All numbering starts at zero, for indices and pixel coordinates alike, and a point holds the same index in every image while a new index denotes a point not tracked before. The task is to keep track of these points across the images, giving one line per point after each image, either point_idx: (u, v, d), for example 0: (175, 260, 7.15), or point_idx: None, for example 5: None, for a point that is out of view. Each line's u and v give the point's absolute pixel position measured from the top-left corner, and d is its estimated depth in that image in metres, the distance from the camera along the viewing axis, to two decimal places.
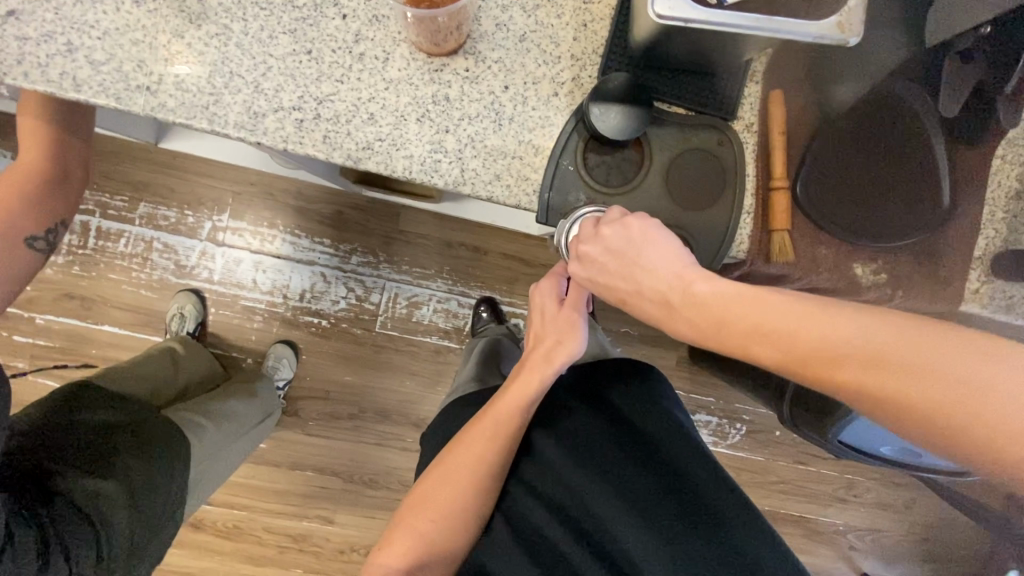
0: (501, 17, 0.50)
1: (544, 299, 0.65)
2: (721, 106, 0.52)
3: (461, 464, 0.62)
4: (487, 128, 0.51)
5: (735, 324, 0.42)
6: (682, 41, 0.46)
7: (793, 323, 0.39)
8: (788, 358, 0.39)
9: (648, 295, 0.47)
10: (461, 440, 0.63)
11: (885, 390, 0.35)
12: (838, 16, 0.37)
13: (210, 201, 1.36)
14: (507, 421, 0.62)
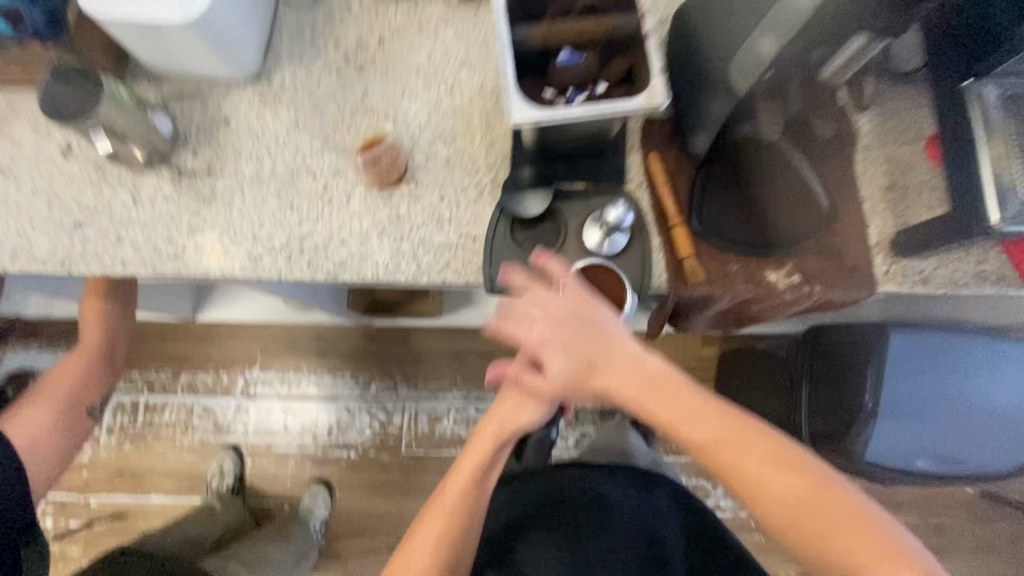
0: (429, 150, 0.66)
1: None
2: (613, 174, 0.65)
3: (441, 520, 0.67)
4: (432, 230, 0.64)
5: (720, 438, 0.57)
6: (561, 134, 0.60)
7: (755, 461, 0.56)
8: (701, 445, 0.57)
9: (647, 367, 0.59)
10: (442, 497, 0.68)
11: (790, 525, 0.55)
12: (648, 91, 0.51)
13: (242, 359, 1.51)
14: (474, 479, 0.68)
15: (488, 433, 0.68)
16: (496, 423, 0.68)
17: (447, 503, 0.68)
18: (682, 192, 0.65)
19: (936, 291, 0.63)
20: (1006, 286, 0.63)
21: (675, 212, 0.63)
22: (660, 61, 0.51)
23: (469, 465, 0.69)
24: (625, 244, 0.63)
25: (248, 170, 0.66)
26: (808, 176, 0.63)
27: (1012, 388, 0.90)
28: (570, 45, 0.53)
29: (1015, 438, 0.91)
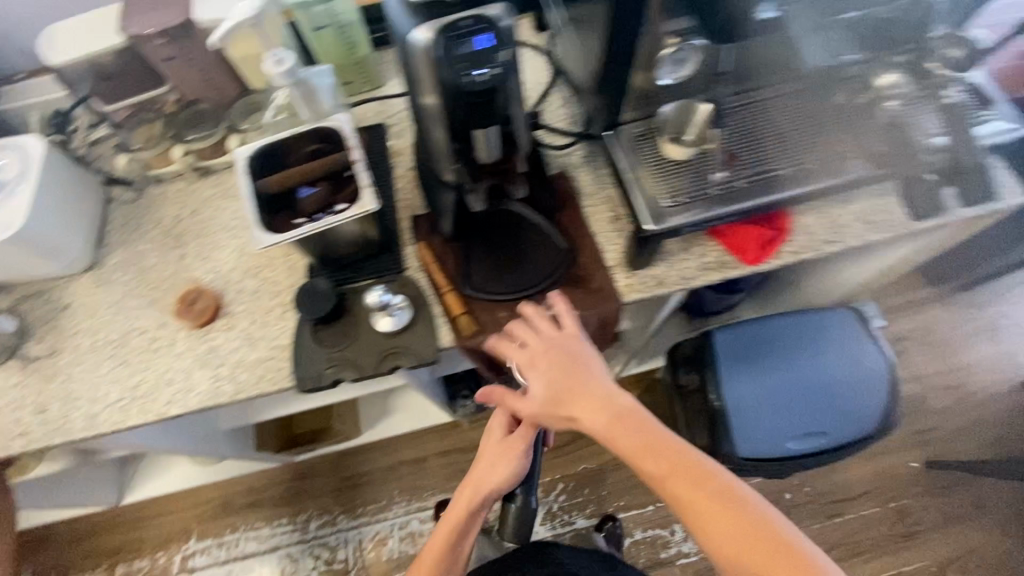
0: (238, 286, 0.78)
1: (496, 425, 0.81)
2: (393, 264, 0.77)
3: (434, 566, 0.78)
4: (246, 351, 0.74)
5: (670, 462, 0.63)
6: (330, 247, 0.73)
7: (701, 487, 0.61)
8: (654, 474, 0.63)
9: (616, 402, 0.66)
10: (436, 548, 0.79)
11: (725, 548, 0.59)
12: (361, 199, 0.66)
13: (177, 533, 1.49)
14: (457, 530, 0.79)
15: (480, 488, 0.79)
16: (483, 478, 0.80)
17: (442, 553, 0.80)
18: (452, 262, 0.76)
19: (673, 289, 0.74)
20: (729, 270, 0.75)
21: (445, 280, 0.74)
22: (367, 177, 0.67)
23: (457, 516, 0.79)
24: (407, 318, 0.72)
25: (85, 342, 0.77)
26: (544, 226, 0.77)
27: (837, 354, 0.98)
28: (303, 182, 0.68)
29: (860, 398, 0.97)
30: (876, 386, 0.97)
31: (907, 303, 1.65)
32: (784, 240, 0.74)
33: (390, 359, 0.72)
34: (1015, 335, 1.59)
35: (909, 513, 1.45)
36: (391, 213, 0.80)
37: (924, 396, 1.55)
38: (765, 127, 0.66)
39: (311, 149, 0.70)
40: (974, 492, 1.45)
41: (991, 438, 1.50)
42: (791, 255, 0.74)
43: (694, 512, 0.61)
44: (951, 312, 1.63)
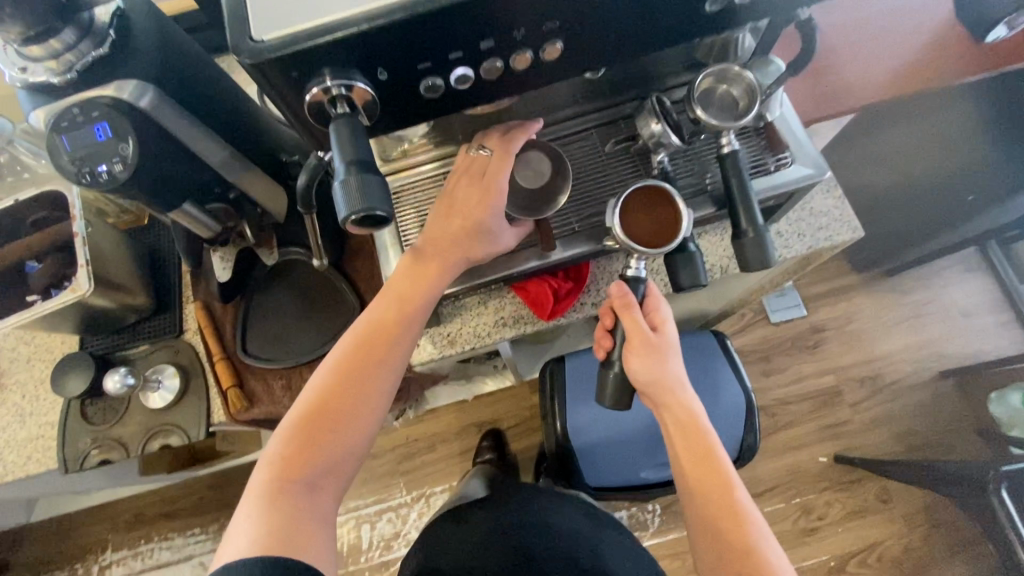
0: (10, 354, 0.72)
1: (621, 305, 0.59)
2: (171, 329, 0.71)
3: (307, 434, 0.51)
4: (16, 427, 0.69)
5: (719, 463, 0.58)
6: (89, 320, 0.67)
7: (726, 488, 0.57)
8: (691, 477, 0.58)
9: (681, 399, 0.60)
10: (314, 427, 0.51)
11: (741, 557, 0.54)
12: (77, 280, 0.59)
13: (45, 561, 1.35)
14: (396, 330, 0.55)
15: (398, 313, 0.55)
16: (396, 308, 0.55)
17: (333, 444, 0.52)
18: (228, 323, 0.69)
19: (464, 349, 0.69)
20: (525, 324, 0.69)
21: (216, 347, 0.67)
22: (86, 254, 0.59)
23: (349, 371, 0.53)
24: (177, 391, 0.68)
25: None
26: (330, 276, 0.68)
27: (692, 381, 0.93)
28: (26, 257, 0.62)
29: (712, 427, 0.93)
30: (733, 415, 0.91)
31: (830, 291, 1.56)
32: (581, 291, 0.68)
33: (155, 439, 0.68)
34: (937, 324, 1.53)
35: (813, 507, 1.42)
36: (173, 270, 0.74)
37: (838, 389, 1.50)
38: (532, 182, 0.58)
39: (39, 216, 0.63)
40: (880, 485, 1.42)
41: (901, 430, 1.46)
42: (589, 306, 0.69)
43: (719, 514, 0.56)
44: (874, 299, 1.55)
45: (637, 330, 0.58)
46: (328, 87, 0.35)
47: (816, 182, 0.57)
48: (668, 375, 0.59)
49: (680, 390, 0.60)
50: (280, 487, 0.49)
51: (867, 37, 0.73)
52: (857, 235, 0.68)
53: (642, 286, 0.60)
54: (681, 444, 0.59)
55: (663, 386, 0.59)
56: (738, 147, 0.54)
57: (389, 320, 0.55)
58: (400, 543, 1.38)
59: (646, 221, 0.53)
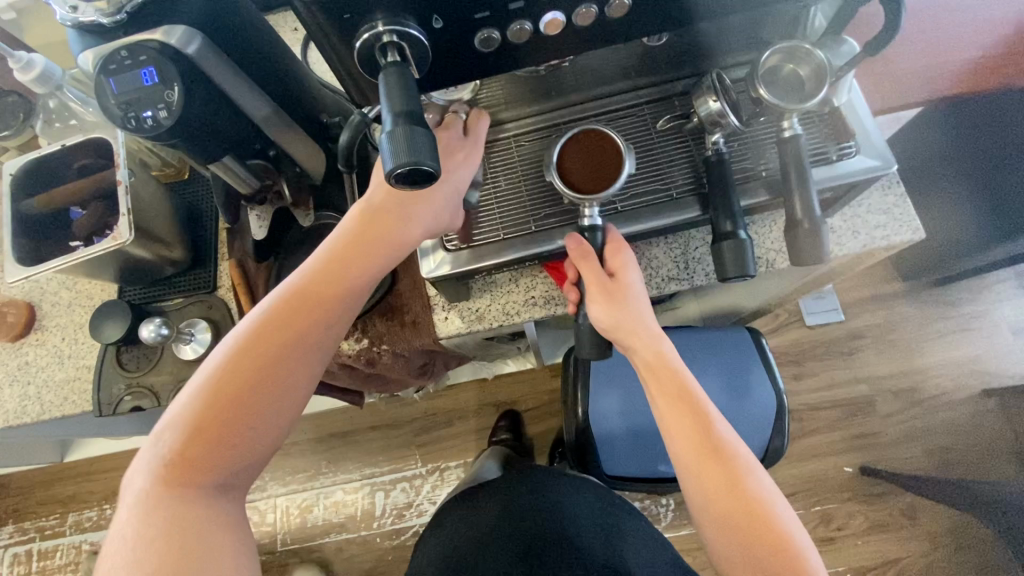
0: (53, 298, 0.74)
1: (580, 256, 0.55)
2: (205, 285, 0.72)
3: (204, 431, 0.46)
4: (55, 368, 0.72)
5: (698, 406, 0.55)
6: (128, 269, 0.68)
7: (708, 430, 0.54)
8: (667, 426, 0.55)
9: (649, 346, 0.57)
10: (213, 421, 0.47)
11: (733, 503, 0.51)
12: (118, 228, 0.60)
13: (77, 499, 1.42)
14: (312, 315, 0.50)
15: (318, 296, 0.51)
16: (315, 292, 0.51)
17: (238, 440, 0.47)
18: (261, 282, 0.69)
19: (492, 326, 0.68)
20: (557, 305, 0.67)
21: (249, 305, 0.68)
22: (129, 204, 0.60)
23: (256, 361, 0.48)
24: (208, 345, 0.69)
25: None
26: None
27: (720, 377, 0.90)
28: (71, 204, 0.63)
29: (740, 426, 0.89)
30: (761, 416, 0.88)
31: (871, 297, 1.50)
32: None
33: None
34: (983, 340, 1.45)
35: (832, 517, 1.38)
36: (210, 226, 0.74)
37: (870, 399, 1.44)
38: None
39: (85, 163, 0.64)
40: (906, 501, 1.37)
41: (935, 446, 1.40)
42: None
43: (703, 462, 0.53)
44: (918, 309, 1.48)
45: (595, 280, 0.56)
46: (379, 33, 0.33)
47: (882, 176, 0.53)
48: (631, 320, 0.56)
49: (648, 330, 0.57)
50: (177, 489, 0.45)
51: (947, 24, 0.68)
52: (918, 236, 0.64)
53: (600, 234, 0.55)
54: (653, 386, 0.56)
55: (630, 332, 0.56)
56: (800, 133, 0.50)
57: (303, 303, 0.50)
58: (412, 512, 1.40)
59: (591, 167, 0.53)
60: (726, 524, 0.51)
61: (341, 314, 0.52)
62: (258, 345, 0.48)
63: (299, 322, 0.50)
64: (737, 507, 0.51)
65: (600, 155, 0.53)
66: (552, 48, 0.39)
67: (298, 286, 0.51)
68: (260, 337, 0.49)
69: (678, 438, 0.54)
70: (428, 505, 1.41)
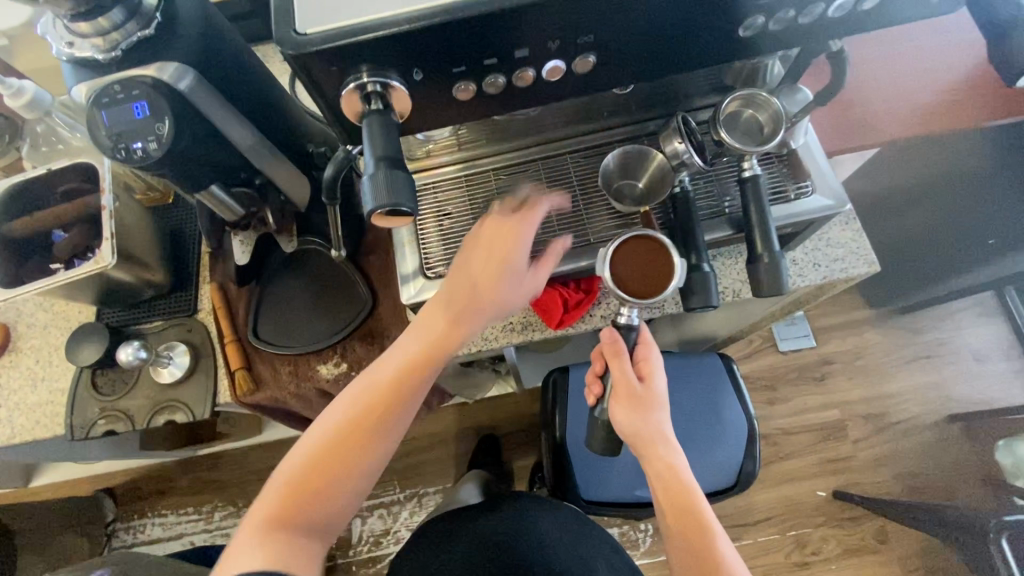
0: (28, 320, 0.74)
1: (613, 354, 0.61)
2: (185, 307, 0.73)
3: (350, 412, 0.53)
4: (27, 391, 0.71)
5: (701, 520, 0.57)
6: (107, 292, 0.69)
7: (709, 545, 0.56)
8: (674, 532, 0.57)
9: (661, 452, 0.59)
10: (365, 412, 0.53)
11: None
12: (99, 252, 0.60)
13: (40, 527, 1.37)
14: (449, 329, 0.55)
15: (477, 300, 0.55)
16: (470, 294, 0.55)
17: (375, 430, 0.53)
18: (241, 306, 0.69)
19: (470, 351, 0.69)
20: (534, 331, 0.69)
21: (228, 330, 0.68)
22: (112, 227, 0.61)
23: (404, 361, 0.54)
24: (186, 368, 0.69)
25: None
26: (344, 267, 0.69)
27: (694, 401, 0.92)
28: (54, 227, 0.64)
29: (714, 450, 0.91)
30: (734, 440, 0.90)
31: (841, 324, 1.55)
32: (591, 302, 0.68)
33: (161, 414, 0.69)
34: (948, 366, 1.51)
35: (807, 542, 1.39)
36: (192, 249, 0.75)
37: (842, 423, 1.48)
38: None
39: (69, 186, 0.65)
40: (878, 525, 1.40)
41: (905, 470, 1.44)
42: (597, 317, 0.69)
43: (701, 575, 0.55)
44: (886, 336, 1.54)
45: (620, 381, 0.60)
46: (363, 83, 0.36)
47: (835, 214, 0.57)
48: (650, 426, 0.59)
49: (665, 443, 0.59)
50: (322, 455, 0.52)
51: (900, 73, 0.73)
52: (873, 269, 0.68)
53: (633, 334, 0.61)
54: (661, 495, 0.59)
55: (646, 439, 0.59)
56: (760, 173, 0.54)
57: (450, 314, 0.55)
58: (389, 539, 1.38)
59: (643, 272, 0.54)
60: None
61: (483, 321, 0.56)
62: (409, 349, 0.55)
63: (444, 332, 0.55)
64: None
65: (649, 264, 0.54)
66: (527, 95, 0.42)
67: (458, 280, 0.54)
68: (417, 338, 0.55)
69: (676, 536, 0.57)
70: (406, 532, 1.39)
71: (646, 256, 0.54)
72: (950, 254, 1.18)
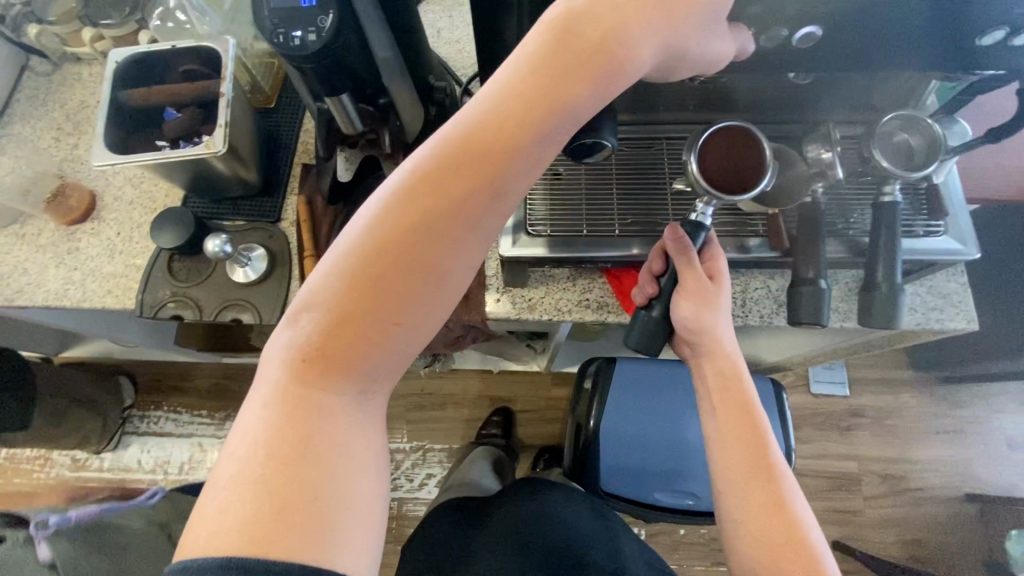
0: (116, 193, 0.75)
1: (683, 254, 0.52)
2: (269, 213, 0.73)
3: (342, 333, 0.37)
4: (104, 261, 0.72)
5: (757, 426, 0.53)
6: (201, 181, 0.69)
7: (762, 451, 0.52)
8: (731, 438, 0.52)
9: (724, 358, 0.54)
10: (345, 322, 0.37)
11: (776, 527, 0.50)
12: (210, 138, 0.60)
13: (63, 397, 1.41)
14: (490, 172, 0.36)
15: (535, 107, 0.35)
16: (531, 113, 0.35)
17: (379, 363, 0.38)
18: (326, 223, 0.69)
19: (540, 318, 0.68)
20: (608, 313, 0.68)
21: (310, 244, 0.68)
22: (226, 117, 0.60)
23: (430, 212, 0.36)
24: (261, 272, 0.69)
25: None
26: None
27: None
28: (167, 104, 0.64)
29: None
30: None
31: (878, 379, 1.51)
32: None
33: (229, 311, 0.69)
34: (978, 445, 1.47)
35: None
36: (286, 158, 0.75)
37: (856, 477, 1.45)
38: (650, 181, 0.58)
39: (188, 68, 0.65)
40: None
41: (909, 537, 1.41)
42: None
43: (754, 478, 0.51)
44: (922, 401, 1.49)
45: (689, 281, 0.53)
46: None
47: (961, 260, 0.54)
48: (715, 323, 0.53)
49: (726, 343, 0.54)
50: (304, 397, 0.37)
51: None
52: (970, 327, 0.65)
53: (703, 235, 0.53)
54: (717, 395, 0.53)
55: (709, 340, 0.53)
56: (899, 200, 0.52)
57: (486, 140, 0.36)
58: (388, 485, 1.40)
59: (729, 168, 0.50)
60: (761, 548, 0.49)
61: (521, 180, 0.37)
62: (440, 195, 0.36)
63: (487, 176, 0.36)
64: (778, 531, 0.49)
65: (738, 159, 0.50)
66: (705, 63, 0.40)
67: (515, 91, 0.35)
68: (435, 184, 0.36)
69: (731, 452, 0.52)
70: (405, 481, 1.41)
71: (734, 154, 0.50)
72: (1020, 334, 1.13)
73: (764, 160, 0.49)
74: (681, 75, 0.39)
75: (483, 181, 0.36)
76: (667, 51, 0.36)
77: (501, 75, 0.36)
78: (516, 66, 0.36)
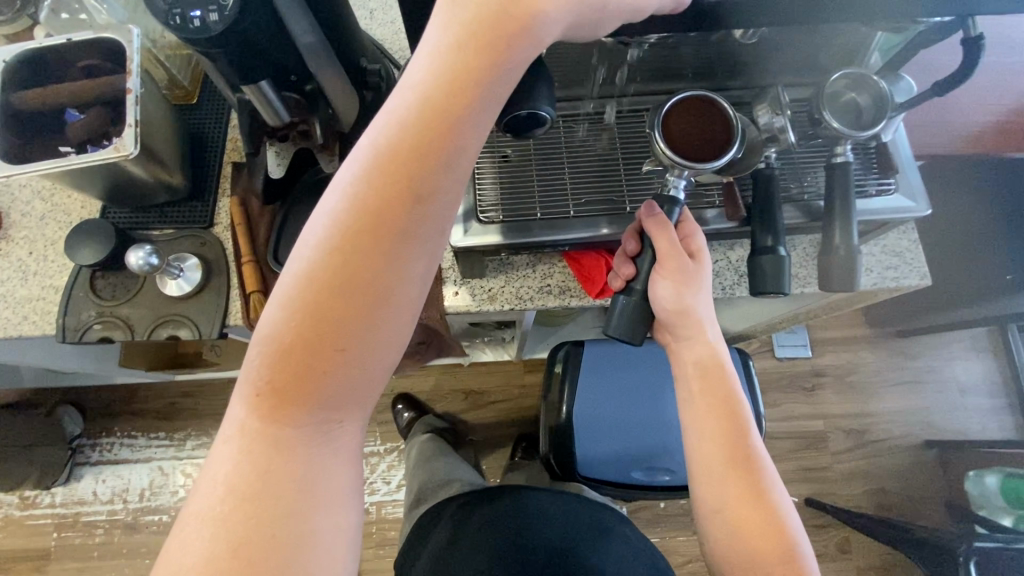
0: (24, 208, 0.67)
1: (666, 230, 0.50)
2: (199, 219, 0.67)
3: (297, 367, 0.33)
4: (17, 283, 0.65)
5: (734, 412, 0.53)
6: (117, 189, 0.63)
7: (740, 437, 0.52)
8: (711, 424, 0.52)
9: (700, 344, 0.53)
10: (299, 355, 0.33)
11: (755, 511, 0.50)
12: (118, 140, 0.54)
13: None
14: (429, 168, 0.32)
15: (466, 89, 0.32)
16: (450, 99, 0.32)
17: (336, 397, 0.34)
18: (263, 226, 0.64)
19: (502, 307, 0.66)
20: (571, 298, 0.66)
21: (247, 249, 0.63)
22: (135, 115, 0.55)
23: (364, 223, 0.32)
24: (196, 283, 0.64)
25: None
26: None
27: None
28: (68, 104, 0.57)
29: None
30: None
31: (838, 338, 1.56)
32: None
33: (164, 327, 0.64)
34: (933, 393, 1.53)
35: None
36: (214, 159, 0.69)
37: (824, 435, 1.50)
38: (601, 157, 0.55)
39: (88, 62, 0.58)
40: (843, 535, 1.43)
41: (876, 487, 1.47)
42: None
43: (732, 464, 0.51)
44: (879, 356, 1.55)
45: (672, 259, 0.50)
46: None
47: (914, 216, 0.54)
48: (694, 306, 0.52)
49: (704, 324, 0.53)
50: (269, 439, 0.34)
51: None
52: (923, 283, 0.66)
53: (678, 210, 0.51)
54: (696, 380, 0.53)
55: (687, 321, 0.52)
56: (852, 160, 0.51)
57: (418, 135, 0.32)
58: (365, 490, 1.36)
59: (693, 137, 0.49)
60: (741, 532, 0.50)
61: (465, 169, 0.33)
62: (369, 205, 0.32)
63: (419, 171, 0.32)
64: (757, 515, 0.50)
65: (705, 127, 0.49)
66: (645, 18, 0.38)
67: (429, 78, 0.32)
68: (373, 192, 0.32)
69: (706, 442, 0.52)
70: (382, 485, 1.37)
71: (699, 122, 0.49)
72: (954, 285, 1.18)
73: (731, 122, 0.49)
74: (605, 28, 0.36)
75: (412, 178, 0.32)
76: (586, 9, 0.33)
77: (411, 66, 0.33)
78: (425, 52, 0.33)
